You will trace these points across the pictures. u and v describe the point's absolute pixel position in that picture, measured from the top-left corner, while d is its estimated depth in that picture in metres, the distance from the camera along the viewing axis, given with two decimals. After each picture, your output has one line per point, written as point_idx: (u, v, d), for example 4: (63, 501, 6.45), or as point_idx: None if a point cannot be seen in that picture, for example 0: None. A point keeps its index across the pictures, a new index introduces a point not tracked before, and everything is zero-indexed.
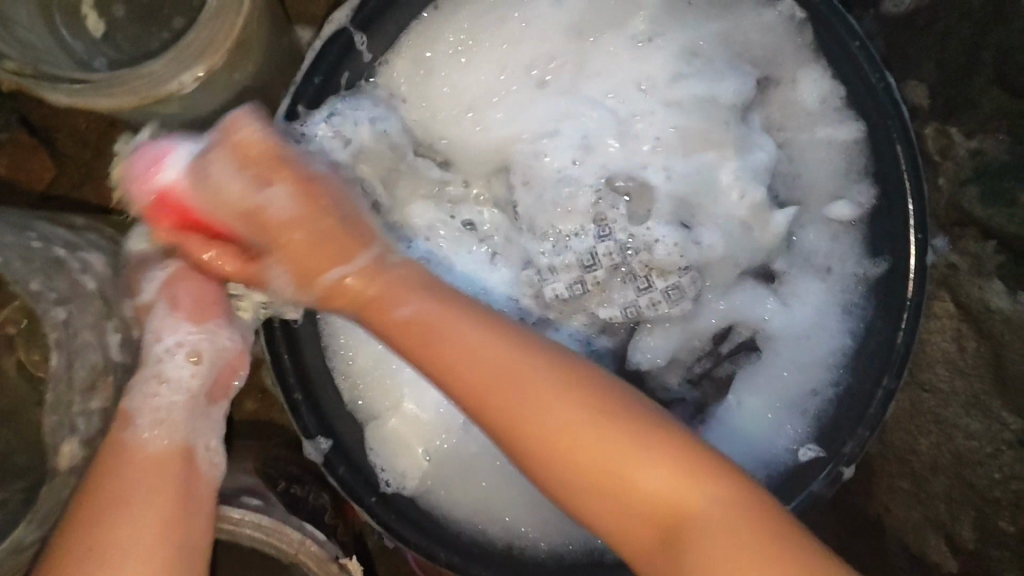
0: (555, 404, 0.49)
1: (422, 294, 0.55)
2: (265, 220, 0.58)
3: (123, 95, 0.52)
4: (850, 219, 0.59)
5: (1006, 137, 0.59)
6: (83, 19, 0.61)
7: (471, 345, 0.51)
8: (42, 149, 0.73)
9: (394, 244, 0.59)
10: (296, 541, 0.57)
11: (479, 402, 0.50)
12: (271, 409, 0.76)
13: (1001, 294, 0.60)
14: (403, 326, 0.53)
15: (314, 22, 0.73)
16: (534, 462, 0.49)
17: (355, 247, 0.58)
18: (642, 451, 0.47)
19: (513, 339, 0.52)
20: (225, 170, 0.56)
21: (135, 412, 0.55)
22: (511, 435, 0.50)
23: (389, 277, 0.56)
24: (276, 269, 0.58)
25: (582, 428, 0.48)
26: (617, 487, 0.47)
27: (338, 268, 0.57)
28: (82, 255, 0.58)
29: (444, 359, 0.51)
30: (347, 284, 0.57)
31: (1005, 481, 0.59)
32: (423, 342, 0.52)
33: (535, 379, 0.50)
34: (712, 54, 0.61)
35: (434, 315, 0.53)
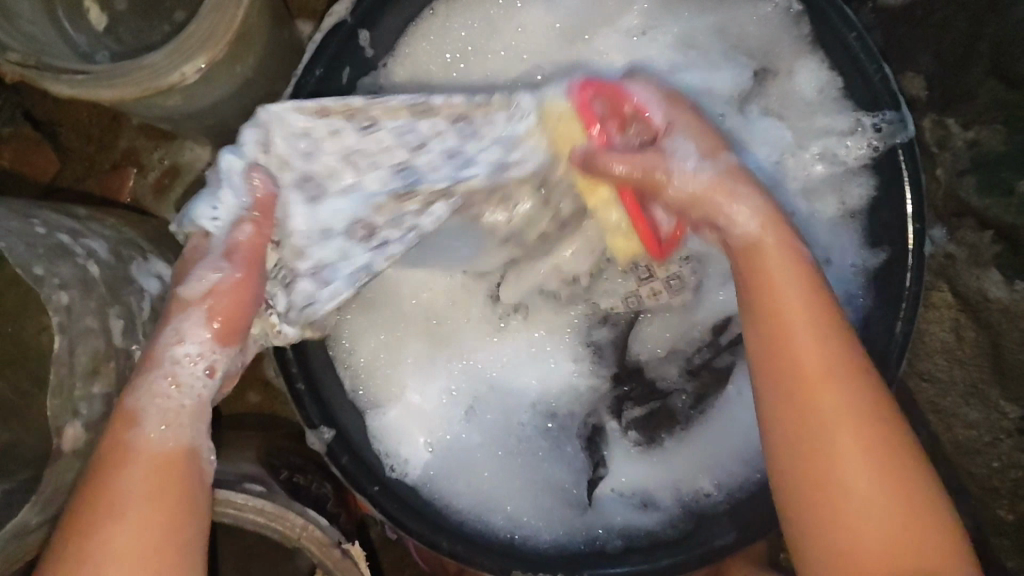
0: (845, 402, 0.48)
1: (790, 253, 0.52)
2: (696, 126, 0.58)
3: (124, 87, 0.53)
4: (851, 210, 0.60)
5: (1002, 127, 0.59)
6: (84, 12, 0.61)
7: (799, 297, 0.50)
8: (45, 143, 0.73)
9: (636, 162, 0.55)
10: (298, 526, 0.57)
11: (805, 391, 0.48)
12: (274, 401, 0.76)
13: (998, 284, 0.60)
14: (759, 251, 0.53)
15: (314, 16, 0.73)
16: (794, 425, 0.48)
17: (619, 119, 0.58)
18: (897, 465, 0.47)
19: (833, 332, 0.50)
20: (669, 113, 0.58)
21: (143, 412, 0.50)
22: (783, 412, 0.49)
23: (728, 174, 0.56)
24: (684, 140, 0.57)
25: (854, 445, 0.47)
26: (812, 463, 0.47)
27: (695, 152, 0.56)
28: (87, 241, 0.58)
29: (784, 314, 0.50)
30: (726, 180, 0.55)
31: (1002, 470, 0.61)
32: (765, 289, 0.51)
33: (842, 393, 0.48)
34: (708, 45, 0.62)
35: (774, 265, 0.52)
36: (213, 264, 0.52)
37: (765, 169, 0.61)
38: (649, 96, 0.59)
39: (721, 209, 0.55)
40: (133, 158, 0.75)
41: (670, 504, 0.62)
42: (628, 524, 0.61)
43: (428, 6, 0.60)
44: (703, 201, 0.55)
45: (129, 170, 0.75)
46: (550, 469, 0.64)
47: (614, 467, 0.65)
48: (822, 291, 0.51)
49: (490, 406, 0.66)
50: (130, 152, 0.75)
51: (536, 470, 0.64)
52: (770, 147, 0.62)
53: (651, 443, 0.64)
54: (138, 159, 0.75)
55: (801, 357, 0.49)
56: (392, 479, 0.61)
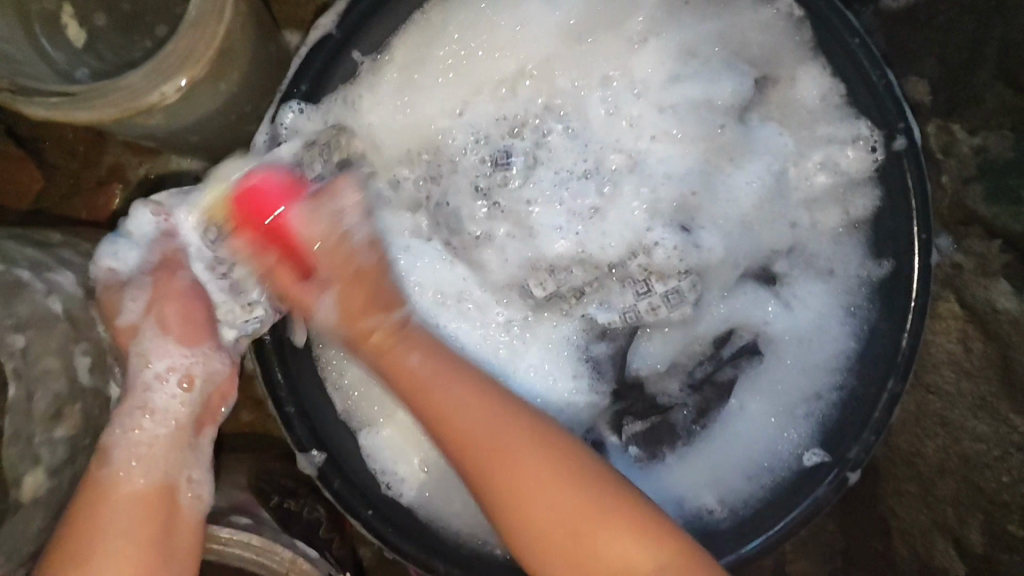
0: (515, 446, 0.54)
1: (425, 345, 0.58)
2: (358, 282, 0.60)
3: (101, 108, 0.51)
4: (854, 221, 0.58)
5: (1010, 134, 0.57)
6: (62, 28, 0.59)
7: (465, 422, 0.55)
8: (29, 161, 0.72)
9: (382, 314, 0.59)
10: (287, 560, 0.58)
11: (459, 446, 0.55)
12: (267, 420, 0.74)
13: (1007, 295, 0.58)
14: (416, 372, 0.57)
15: (301, 27, 0.72)
16: (470, 468, 0.54)
17: (361, 297, 0.59)
18: (580, 479, 0.53)
19: (499, 414, 0.55)
20: (325, 214, 0.58)
21: (113, 446, 0.55)
22: (458, 456, 0.55)
23: (409, 335, 0.59)
24: (327, 300, 0.60)
25: (512, 451, 0.54)
26: (519, 508, 0.53)
27: (336, 312, 0.59)
28: (54, 275, 0.57)
29: (454, 419, 0.55)
30: (375, 329, 0.59)
31: (1013, 484, 0.58)
32: (435, 402, 0.56)
33: (507, 431, 0.55)
34: (709, 53, 0.60)
35: (440, 375, 0.57)
36: (141, 285, 0.59)
37: (768, 175, 0.61)
38: (310, 211, 0.58)
39: (426, 351, 0.58)
40: (118, 174, 0.74)
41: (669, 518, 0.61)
42: None
43: (418, 8, 0.58)
44: (375, 348, 0.58)
45: (115, 187, 0.73)
46: None
47: None
48: (457, 370, 0.57)
49: None
50: (115, 169, 0.73)
51: None
52: (771, 153, 0.60)
53: (651, 459, 0.62)
54: (123, 175, 0.74)
55: (455, 432, 0.55)
56: (386, 497, 0.60)
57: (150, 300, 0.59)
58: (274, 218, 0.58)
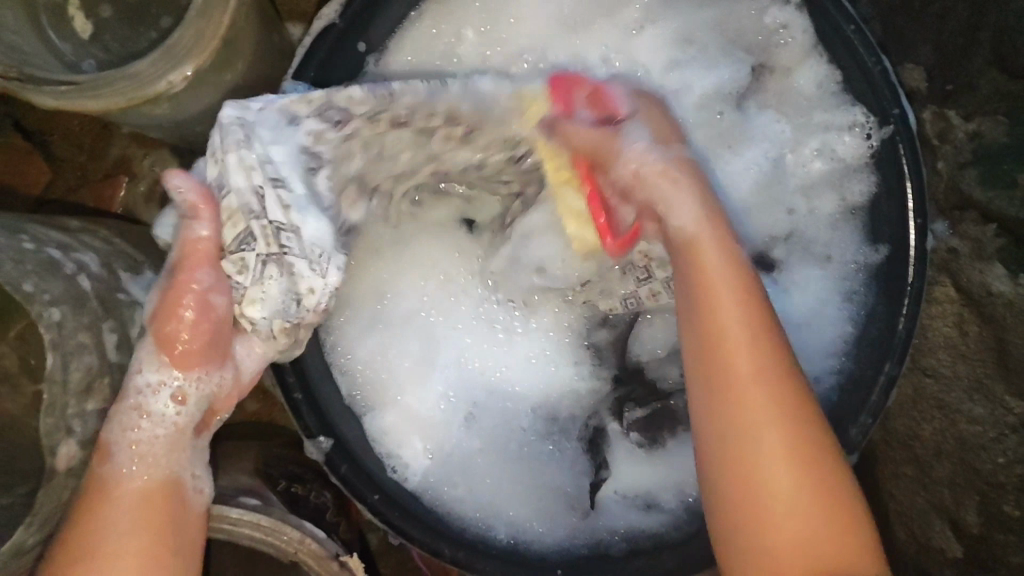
0: (760, 399, 0.48)
1: (717, 236, 0.53)
2: (640, 154, 0.56)
3: (109, 96, 0.52)
4: (851, 206, 0.59)
5: (1005, 119, 0.58)
6: (69, 20, 0.60)
7: (735, 312, 0.50)
8: (36, 154, 0.73)
9: (640, 160, 0.56)
10: (294, 540, 0.59)
11: (712, 341, 0.50)
12: (273, 408, 0.75)
13: (1001, 278, 0.59)
14: (675, 239, 0.54)
15: (304, 19, 0.73)
16: (722, 403, 0.49)
17: (655, 133, 0.57)
18: (808, 433, 0.47)
19: (760, 312, 0.50)
20: (621, 98, 0.59)
21: (113, 445, 0.52)
22: (701, 392, 0.50)
23: (685, 244, 0.53)
24: (630, 134, 0.57)
25: (771, 378, 0.48)
26: (730, 427, 0.48)
27: (647, 140, 0.57)
28: (78, 255, 0.58)
29: (723, 326, 0.50)
30: (656, 170, 0.56)
31: (1008, 465, 0.59)
32: (714, 290, 0.50)
33: (767, 381, 0.48)
34: (708, 41, 0.61)
35: (733, 281, 0.51)
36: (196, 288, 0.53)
37: (766, 161, 0.62)
38: (620, 92, 0.59)
39: (710, 243, 0.53)
40: (124, 166, 0.74)
41: (673, 505, 0.60)
42: (632, 528, 0.60)
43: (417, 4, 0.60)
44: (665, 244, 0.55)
45: (120, 179, 0.74)
46: (556, 471, 0.64)
47: (616, 469, 0.63)
48: (746, 279, 0.51)
49: (489, 412, 0.65)
50: (121, 161, 0.74)
51: (542, 476, 0.63)
52: (768, 138, 0.61)
53: (652, 443, 0.62)
54: (129, 167, 0.74)
55: (734, 383, 0.48)
56: (393, 481, 0.60)
57: (157, 303, 0.54)
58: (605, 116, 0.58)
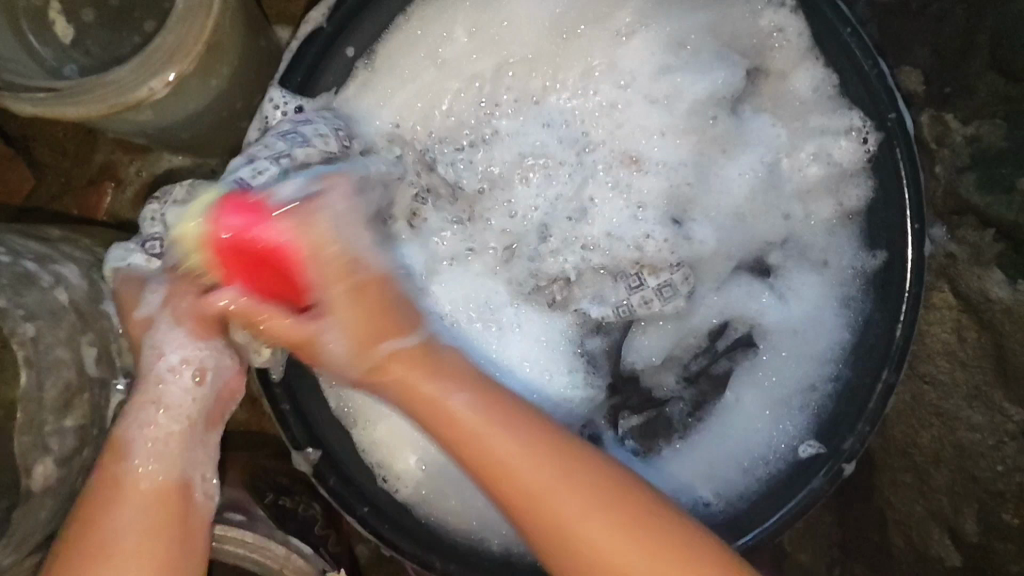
0: (568, 501, 0.49)
1: (468, 381, 0.54)
2: (366, 302, 0.55)
3: (90, 103, 0.51)
4: (849, 212, 0.58)
5: (1002, 122, 0.57)
6: (50, 24, 0.58)
7: (512, 449, 0.51)
8: (19, 159, 0.71)
9: (398, 339, 0.55)
10: (281, 556, 0.58)
11: (475, 455, 0.51)
12: (263, 418, 0.74)
13: (1000, 284, 0.58)
14: (462, 415, 0.52)
15: (293, 21, 0.71)
16: (571, 558, 0.49)
17: (373, 331, 0.55)
18: (653, 518, 0.49)
19: (517, 427, 0.52)
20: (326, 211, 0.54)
21: (131, 444, 0.52)
22: (540, 532, 0.50)
23: (439, 360, 0.56)
24: (331, 326, 0.54)
25: (559, 490, 0.50)
26: (600, 559, 0.49)
27: (341, 336, 0.54)
28: (56, 267, 0.56)
29: (495, 462, 0.51)
30: (398, 358, 0.55)
31: (1007, 473, 0.58)
32: (491, 462, 0.51)
33: (549, 467, 0.50)
34: (701, 45, 0.60)
35: (493, 408, 0.53)
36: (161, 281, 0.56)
37: (765, 166, 0.60)
38: (329, 204, 0.55)
39: (427, 371, 0.54)
40: (109, 172, 0.73)
41: None
42: None
43: (403, 8, 0.58)
44: (393, 375, 0.55)
45: (107, 185, 0.73)
46: None
47: None
48: (478, 390, 0.53)
49: None
50: (107, 167, 0.73)
51: None
52: (764, 141, 0.60)
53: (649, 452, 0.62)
54: (115, 174, 0.73)
55: (482, 455, 0.51)
56: (381, 491, 0.59)
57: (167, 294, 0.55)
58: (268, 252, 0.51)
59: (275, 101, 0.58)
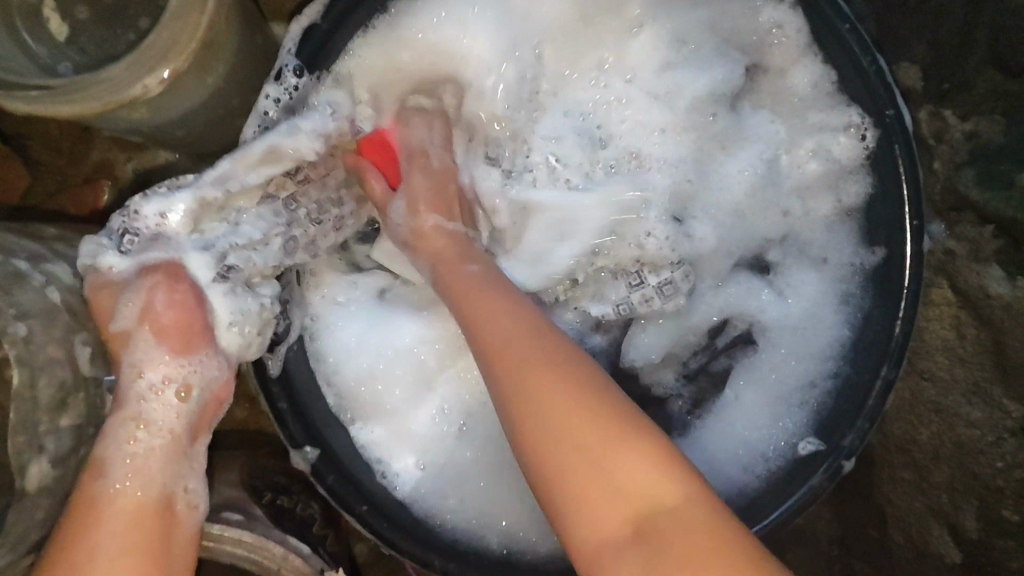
0: (543, 375, 0.47)
1: (483, 261, 0.59)
2: (426, 177, 0.62)
3: (84, 101, 0.50)
4: (847, 208, 0.58)
5: (999, 118, 0.58)
6: (44, 22, 0.58)
7: (506, 318, 0.51)
8: (15, 158, 0.71)
9: (447, 219, 0.61)
10: (278, 556, 0.58)
11: (494, 359, 0.49)
12: (261, 417, 0.74)
13: (999, 279, 0.58)
14: (461, 278, 0.56)
15: (289, 19, 0.71)
16: (516, 414, 0.47)
17: (431, 204, 0.61)
18: (626, 424, 0.45)
19: (523, 313, 0.52)
20: (418, 124, 0.62)
21: (109, 460, 0.51)
22: (505, 382, 0.48)
23: (461, 245, 0.60)
24: (398, 202, 0.61)
25: (535, 361, 0.48)
26: (545, 423, 0.46)
27: (404, 211, 0.61)
28: (49, 267, 0.56)
29: (495, 328, 0.51)
30: (433, 232, 0.60)
31: (1007, 469, 0.58)
32: (473, 308, 0.53)
33: (528, 349, 0.49)
34: (700, 41, 0.60)
35: (477, 296, 0.54)
36: (142, 287, 0.56)
37: (765, 163, 0.60)
38: (406, 129, 0.62)
39: (457, 258, 0.59)
40: (105, 170, 0.73)
41: None
42: None
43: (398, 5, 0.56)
44: (429, 241, 0.60)
45: (103, 183, 0.73)
46: None
47: None
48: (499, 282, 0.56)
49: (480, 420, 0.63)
50: (103, 165, 0.73)
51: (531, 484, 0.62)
52: (763, 135, 0.60)
53: None
54: (111, 172, 0.73)
55: (469, 309, 0.53)
56: (381, 487, 0.59)
57: (143, 301, 0.55)
58: (395, 152, 0.62)
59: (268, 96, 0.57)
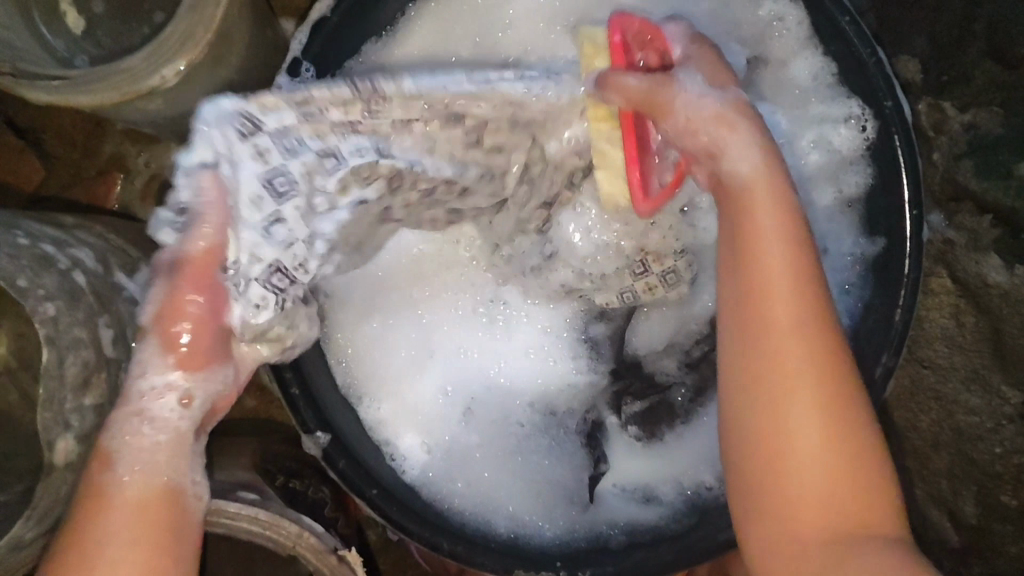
0: (804, 369, 0.43)
1: (764, 165, 0.48)
2: (704, 60, 0.52)
3: (102, 91, 0.51)
4: (848, 198, 0.59)
5: (1000, 109, 0.58)
6: (62, 16, 0.59)
7: (775, 242, 0.45)
8: (30, 153, 0.72)
9: (718, 90, 0.50)
10: (294, 534, 0.58)
11: (746, 257, 0.46)
12: (270, 406, 0.75)
13: (998, 268, 0.59)
14: (737, 189, 0.48)
15: (297, 14, 0.72)
16: (748, 407, 0.44)
17: (721, 74, 0.51)
18: (856, 425, 0.43)
19: (802, 259, 0.45)
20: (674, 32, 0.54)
21: (113, 453, 0.48)
22: (743, 356, 0.45)
23: (723, 115, 0.49)
24: (690, 74, 0.51)
25: (802, 355, 0.43)
26: (769, 381, 0.43)
27: (704, 82, 0.50)
28: (73, 251, 0.57)
29: (758, 250, 0.45)
30: (701, 116, 0.49)
31: (1005, 456, 0.59)
32: (743, 239, 0.46)
33: (808, 348, 0.43)
34: (699, 33, 0.62)
35: (769, 212, 0.46)
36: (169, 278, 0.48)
37: None
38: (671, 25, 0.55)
39: (717, 140, 0.49)
40: (118, 164, 0.74)
41: (672, 498, 0.60)
42: (632, 520, 0.60)
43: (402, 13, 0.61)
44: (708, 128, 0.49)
45: (115, 177, 0.74)
46: (552, 465, 0.64)
47: (614, 462, 0.64)
48: (787, 184, 0.47)
49: (490, 402, 0.66)
50: (116, 158, 0.74)
51: (535, 468, 0.64)
52: (765, 126, 0.61)
53: (652, 437, 0.63)
54: (123, 165, 0.74)
55: (744, 213, 0.47)
56: (388, 468, 0.60)
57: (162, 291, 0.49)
58: (651, 36, 0.54)
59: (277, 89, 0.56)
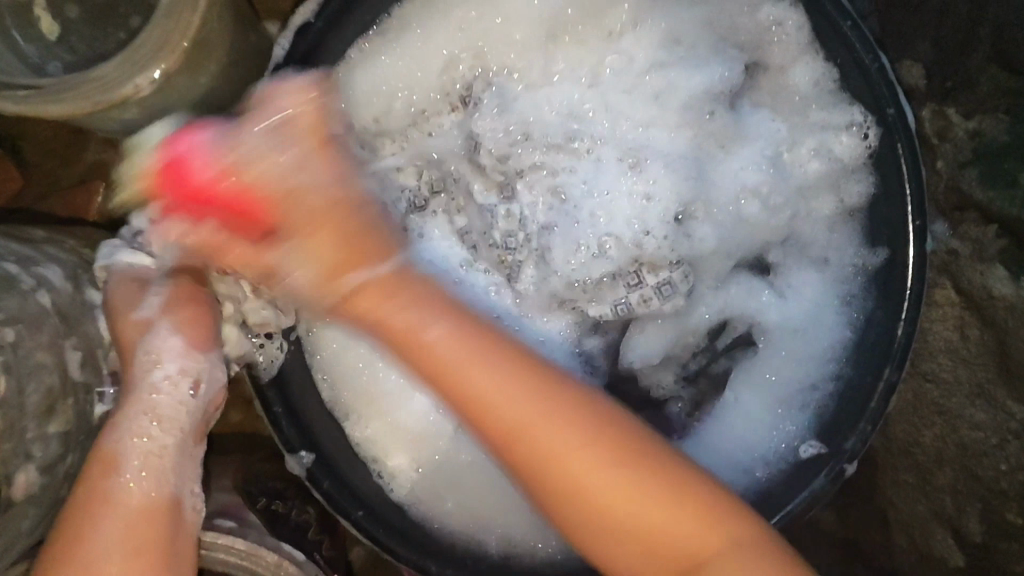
0: (566, 438, 0.49)
1: (439, 309, 0.54)
2: (314, 220, 0.56)
3: (74, 101, 0.49)
4: (850, 208, 0.57)
5: (1006, 116, 0.56)
6: (34, 20, 0.57)
7: (458, 354, 0.52)
8: (9, 160, 0.70)
9: (367, 270, 0.55)
10: (272, 563, 0.57)
11: (440, 377, 0.52)
12: (256, 421, 0.73)
13: (1002, 280, 0.57)
14: (435, 348, 0.52)
15: (283, 17, 0.70)
16: (541, 486, 0.49)
17: (349, 264, 0.55)
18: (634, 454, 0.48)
19: (492, 368, 0.51)
20: (267, 137, 0.53)
21: (120, 452, 0.52)
22: (495, 441, 0.50)
23: (397, 278, 0.56)
24: (288, 262, 0.56)
25: (556, 421, 0.49)
26: (548, 464, 0.48)
27: (301, 279, 0.56)
28: (41, 269, 0.55)
29: (451, 380, 0.51)
30: (369, 288, 0.55)
31: (1011, 473, 0.57)
32: (447, 374, 0.51)
33: (557, 402, 0.50)
34: (694, 39, 0.59)
35: (461, 347, 0.52)
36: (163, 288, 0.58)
37: (766, 160, 0.59)
38: (246, 138, 0.53)
39: (407, 301, 0.54)
40: (99, 172, 0.72)
41: None
42: None
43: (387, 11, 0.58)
44: (366, 303, 0.55)
45: (96, 185, 0.72)
46: None
47: None
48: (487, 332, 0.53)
49: None
50: (97, 167, 0.72)
51: None
52: (764, 132, 0.59)
53: None
54: (104, 174, 0.72)
55: (430, 360, 0.52)
56: (376, 487, 0.59)
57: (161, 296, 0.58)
58: (214, 185, 0.53)
59: (261, 97, 0.57)
